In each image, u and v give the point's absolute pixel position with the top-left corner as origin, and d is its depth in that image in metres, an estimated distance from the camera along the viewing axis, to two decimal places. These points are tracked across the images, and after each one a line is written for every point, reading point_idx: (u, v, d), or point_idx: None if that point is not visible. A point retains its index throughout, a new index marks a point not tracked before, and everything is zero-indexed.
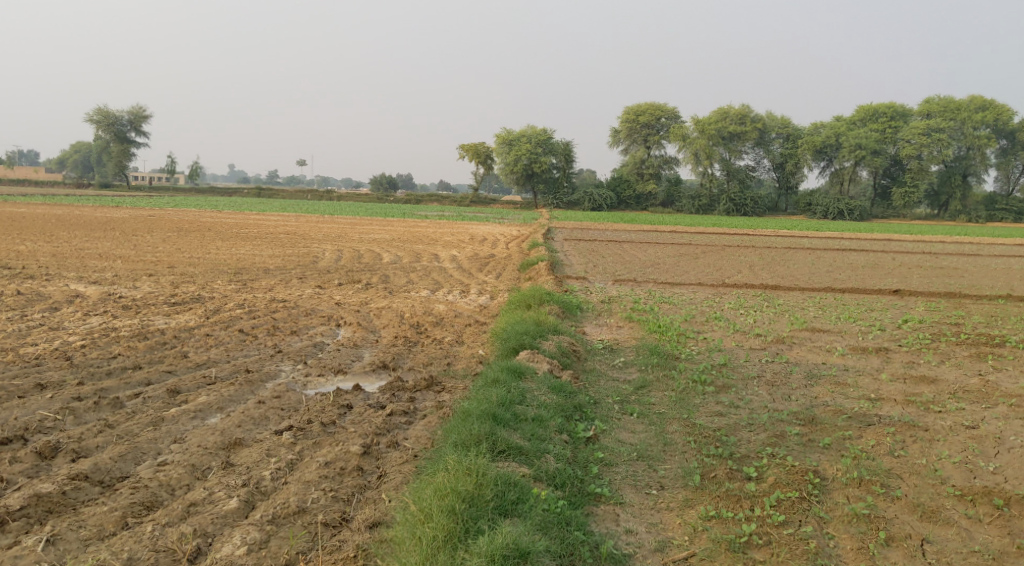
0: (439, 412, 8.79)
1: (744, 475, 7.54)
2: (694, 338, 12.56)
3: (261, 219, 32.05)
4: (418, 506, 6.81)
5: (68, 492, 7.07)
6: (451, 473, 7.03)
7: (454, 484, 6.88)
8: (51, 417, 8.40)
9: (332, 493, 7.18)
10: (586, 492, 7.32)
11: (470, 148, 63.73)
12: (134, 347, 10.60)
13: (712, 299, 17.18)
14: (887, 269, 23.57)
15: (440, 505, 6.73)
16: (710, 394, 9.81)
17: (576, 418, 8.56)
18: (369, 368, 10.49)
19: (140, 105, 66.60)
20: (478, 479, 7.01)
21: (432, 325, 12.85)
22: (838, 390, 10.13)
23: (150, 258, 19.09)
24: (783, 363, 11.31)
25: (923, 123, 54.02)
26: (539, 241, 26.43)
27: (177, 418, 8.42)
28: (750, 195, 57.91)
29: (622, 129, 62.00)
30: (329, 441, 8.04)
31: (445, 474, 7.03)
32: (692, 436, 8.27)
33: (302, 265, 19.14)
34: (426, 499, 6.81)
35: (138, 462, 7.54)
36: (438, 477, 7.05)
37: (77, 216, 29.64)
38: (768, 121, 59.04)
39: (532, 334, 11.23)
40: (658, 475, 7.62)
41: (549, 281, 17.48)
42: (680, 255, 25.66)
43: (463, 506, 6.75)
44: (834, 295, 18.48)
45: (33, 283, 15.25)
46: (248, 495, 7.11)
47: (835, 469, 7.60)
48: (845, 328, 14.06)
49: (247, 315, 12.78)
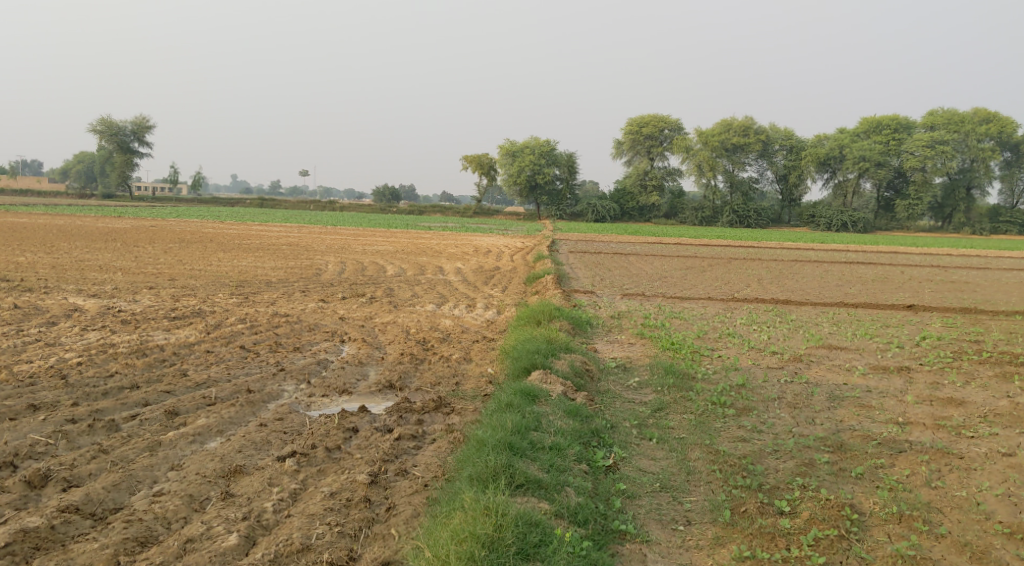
0: (450, 436, 8.38)
1: (776, 510, 7.15)
2: (709, 357, 12.13)
3: (264, 230, 31.69)
4: (434, 550, 6.40)
5: (57, 526, 6.67)
6: (468, 512, 6.62)
7: (473, 528, 6.47)
8: (42, 442, 8.00)
9: (338, 528, 6.77)
10: (611, 529, 6.92)
11: (473, 159, 63.36)
12: (132, 365, 10.21)
13: (722, 314, 16.76)
14: (898, 283, 23.14)
15: (458, 551, 6.34)
16: (731, 418, 9.35)
17: (594, 444, 8.15)
18: (375, 387, 10.09)
19: (142, 115, 66.15)
20: (498, 520, 6.59)
21: (439, 342, 12.44)
22: (863, 413, 9.69)
23: (150, 270, 18.73)
24: (803, 383, 10.89)
25: (927, 135, 53.58)
26: (545, 254, 26.02)
27: (175, 442, 8.02)
28: (754, 207, 57.57)
29: (626, 140, 61.70)
30: (335, 469, 7.64)
31: (461, 515, 6.61)
32: (717, 464, 7.86)
33: (305, 278, 18.75)
34: (442, 544, 6.40)
35: (132, 492, 7.14)
36: (453, 516, 6.64)
37: (77, 226, 29.29)
38: (771, 133, 58.66)
39: (544, 353, 10.81)
40: (684, 509, 7.23)
41: (557, 295, 17.07)
42: (687, 268, 25.25)
43: (482, 551, 6.36)
44: (846, 311, 18.03)
45: (31, 296, 14.88)
46: (249, 530, 6.71)
47: (872, 503, 7.21)
48: (863, 345, 13.62)
49: (249, 330, 12.38)
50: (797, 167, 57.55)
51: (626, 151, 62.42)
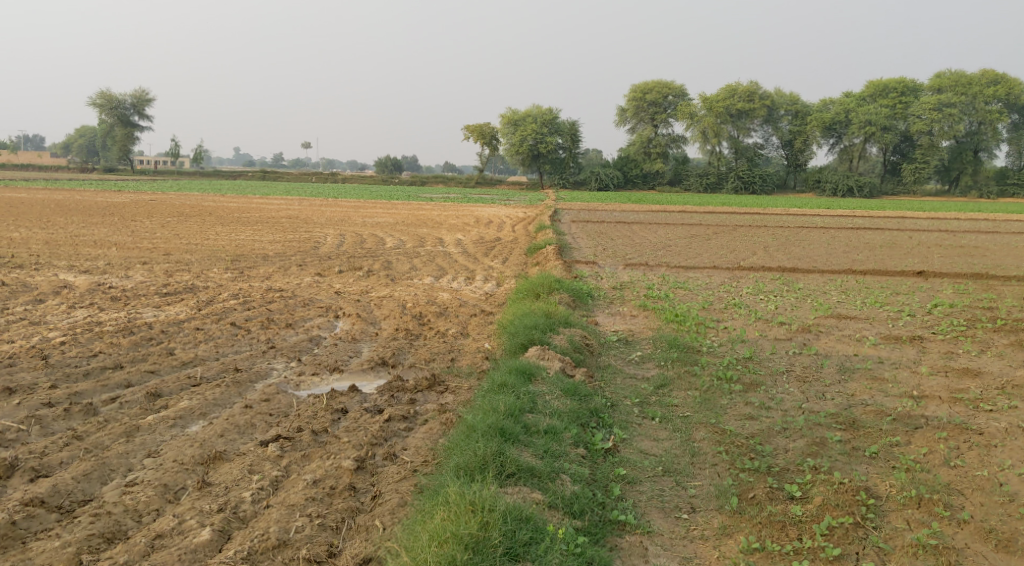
0: (442, 417, 7.97)
1: (786, 495, 6.75)
2: (715, 329, 11.66)
3: (263, 203, 31.13)
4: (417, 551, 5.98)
5: (18, 521, 6.28)
6: (452, 507, 6.18)
7: (456, 528, 6.02)
8: (13, 429, 7.55)
9: (319, 520, 6.39)
10: (609, 520, 6.53)
11: (475, 128, 62.68)
12: (117, 344, 9.79)
13: (728, 284, 16.27)
14: (906, 248, 22.61)
15: (440, 554, 5.89)
16: (738, 394, 8.92)
17: (593, 426, 7.75)
18: (367, 364, 9.67)
19: (142, 88, 65.46)
20: (485, 517, 6.15)
21: (435, 317, 12.01)
22: (876, 387, 9.25)
23: (146, 245, 18.28)
24: (812, 355, 10.45)
25: (933, 98, 52.75)
26: (547, 223, 25.53)
27: (154, 426, 7.62)
28: (759, 172, 56.75)
29: (629, 107, 60.75)
30: (320, 454, 7.24)
31: (446, 511, 6.17)
32: (723, 446, 7.46)
33: (303, 251, 18.27)
34: (425, 544, 5.97)
35: (104, 482, 6.76)
36: (438, 510, 6.23)
37: (76, 201, 28.77)
38: (777, 98, 57.84)
39: (542, 328, 10.38)
40: (688, 495, 6.85)
41: (558, 266, 16.61)
42: (692, 237, 24.74)
43: (467, 553, 5.90)
44: (855, 279, 17.53)
45: (21, 273, 14.42)
46: (224, 524, 6.33)
47: (888, 486, 6.82)
48: (873, 314, 13.12)
49: (242, 306, 11.95)
50: (802, 132, 56.73)
51: (630, 119, 61.47)
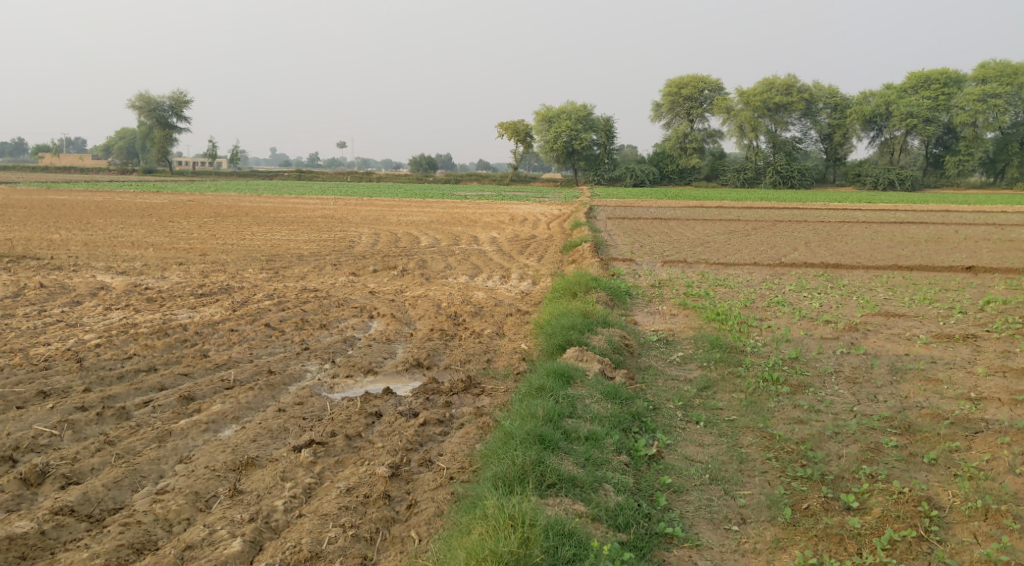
0: (479, 422, 7.74)
1: (842, 505, 6.43)
2: (758, 328, 11.30)
3: (298, 202, 31.16)
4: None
5: (48, 531, 6.17)
6: (491, 522, 5.95)
7: (496, 544, 5.79)
8: (45, 433, 7.41)
9: (353, 531, 6.19)
10: (655, 533, 6.24)
11: (508, 126, 62.55)
12: (152, 346, 9.69)
13: (770, 281, 15.82)
14: (953, 243, 21.97)
15: None
16: (785, 397, 8.57)
17: (636, 431, 7.47)
18: (401, 366, 9.46)
19: (180, 91, 66.01)
20: (525, 532, 5.90)
21: (471, 316, 11.80)
22: (930, 388, 8.84)
23: (182, 246, 18.28)
24: (861, 355, 10.07)
25: (977, 89, 51.39)
26: (582, 220, 25.17)
27: (187, 431, 7.47)
28: (798, 166, 55.81)
29: (664, 103, 60.14)
30: (354, 460, 7.05)
31: (484, 525, 5.94)
32: (773, 452, 7.14)
33: (338, 251, 18.14)
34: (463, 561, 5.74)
35: (135, 489, 6.64)
36: (476, 525, 6.01)
37: (116, 202, 28.99)
38: (815, 91, 56.87)
39: (580, 329, 10.10)
40: (738, 505, 6.54)
41: (594, 264, 16.29)
42: (731, 233, 24.23)
43: None
44: (901, 275, 16.98)
45: (59, 274, 14.44)
46: (255, 534, 6.16)
47: (951, 496, 6.46)
48: (922, 311, 12.66)
49: (276, 306, 11.83)
50: (841, 125, 55.67)
51: (665, 114, 60.83)
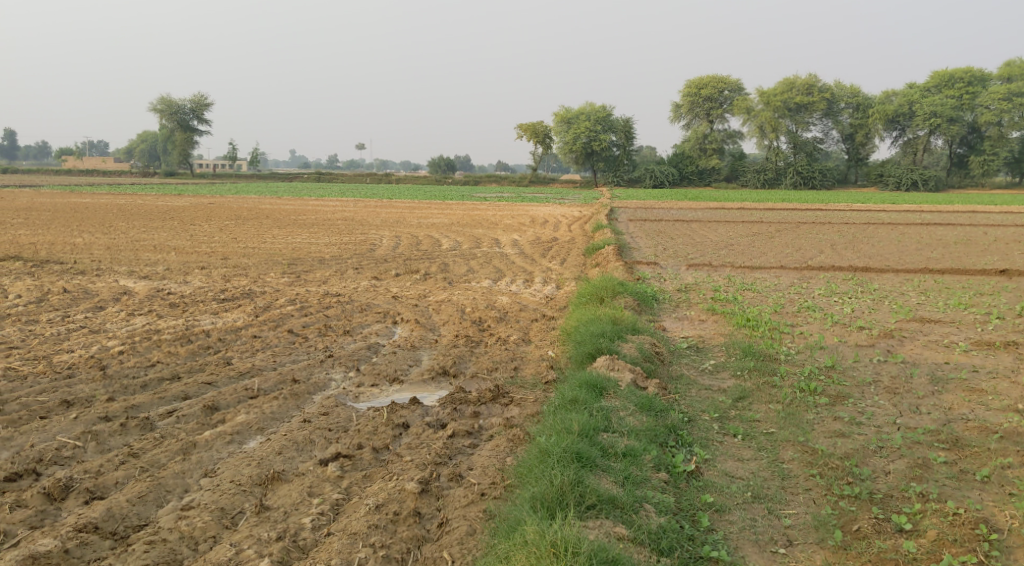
0: (509, 434, 7.52)
1: (894, 528, 6.21)
2: (791, 334, 11.02)
3: (318, 205, 31.06)
4: None
5: (71, 549, 6.04)
6: (533, 550, 5.77)
7: None
8: (69, 445, 7.27)
9: (384, 551, 6.02)
10: (700, 556, 6.05)
11: (528, 127, 62.29)
12: (175, 353, 9.54)
13: (798, 285, 15.51)
14: (983, 245, 21.53)
15: None
16: (824, 408, 8.29)
17: (672, 445, 7.26)
18: (427, 375, 9.26)
19: (200, 92, 66.12)
20: (568, 559, 5.72)
21: (496, 322, 11.59)
22: (975, 399, 8.54)
23: (204, 249, 18.18)
24: (899, 363, 9.77)
25: (1002, 88, 50.72)
26: (604, 222, 24.93)
27: (211, 443, 7.30)
28: (819, 167, 55.24)
29: (684, 104, 59.73)
30: (383, 474, 6.86)
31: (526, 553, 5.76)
32: (817, 468, 6.91)
33: (359, 254, 17.97)
34: None
35: (160, 504, 6.49)
36: (517, 551, 5.83)
37: (137, 205, 28.96)
38: (837, 91, 56.30)
39: (609, 336, 9.85)
40: (783, 526, 6.33)
41: (619, 267, 16.04)
42: (754, 235, 23.88)
43: None
44: (933, 278, 16.62)
45: (82, 279, 14.35)
46: (283, 554, 6.01)
47: (1009, 517, 6.23)
48: (958, 317, 12.32)
49: (299, 312, 11.65)
50: (864, 125, 55.07)
51: (685, 115, 60.42)
